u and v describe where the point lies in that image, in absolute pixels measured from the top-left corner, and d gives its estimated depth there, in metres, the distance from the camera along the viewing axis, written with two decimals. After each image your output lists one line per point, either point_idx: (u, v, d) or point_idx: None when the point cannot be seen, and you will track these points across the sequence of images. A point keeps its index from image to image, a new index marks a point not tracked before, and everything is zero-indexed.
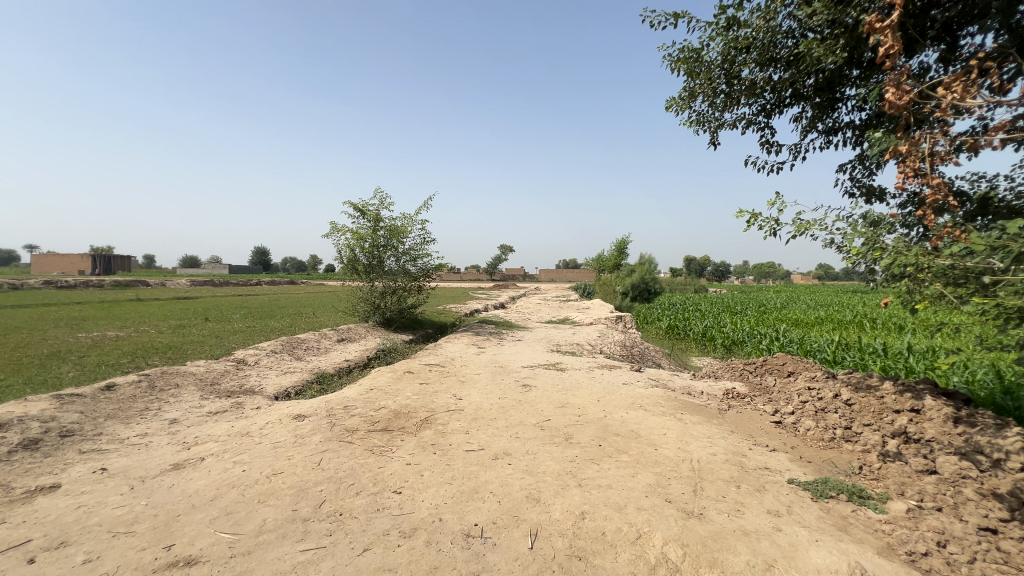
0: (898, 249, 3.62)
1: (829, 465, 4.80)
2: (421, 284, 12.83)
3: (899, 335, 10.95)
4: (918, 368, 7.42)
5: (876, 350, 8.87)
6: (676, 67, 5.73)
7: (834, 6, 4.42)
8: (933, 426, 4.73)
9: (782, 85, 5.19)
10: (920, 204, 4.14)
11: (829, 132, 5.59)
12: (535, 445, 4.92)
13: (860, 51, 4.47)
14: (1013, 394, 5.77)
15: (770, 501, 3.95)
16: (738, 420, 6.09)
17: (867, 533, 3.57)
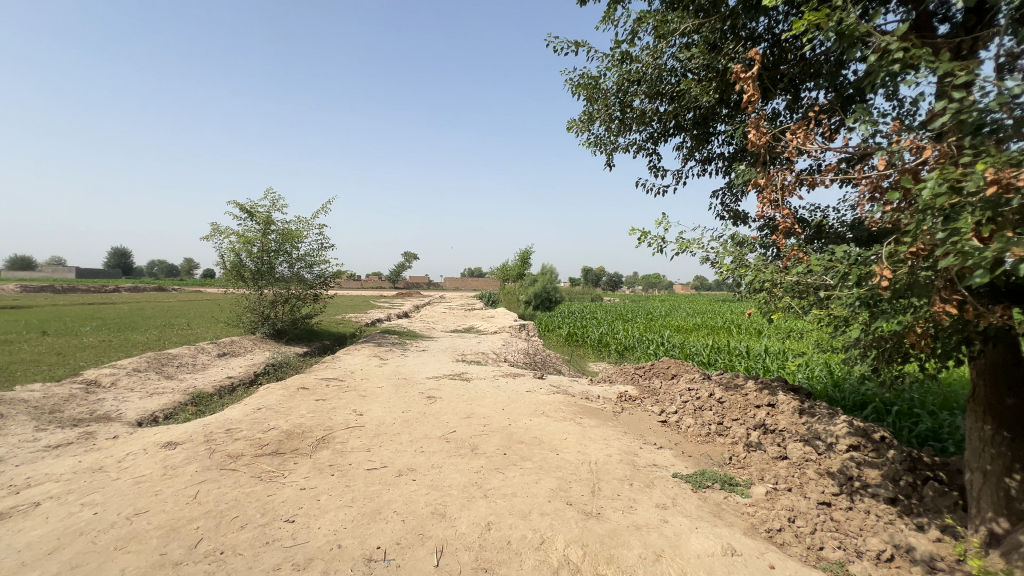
0: (758, 267, 4.22)
1: (705, 457, 5.38)
2: (318, 292, 12.03)
3: (758, 339, 12.65)
4: (772, 367, 8.65)
5: (741, 353, 10.16)
6: (577, 91, 6.10)
7: (708, 52, 5.06)
8: (784, 418, 5.54)
9: (667, 117, 5.78)
10: (774, 228, 4.86)
11: (704, 161, 6.34)
12: (441, 458, 4.86)
13: (728, 94, 5.12)
14: (840, 387, 6.99)
15: (657, 495, 4.33)
16: (631, 421, 6.58)
17: (736, 516, 4.06)
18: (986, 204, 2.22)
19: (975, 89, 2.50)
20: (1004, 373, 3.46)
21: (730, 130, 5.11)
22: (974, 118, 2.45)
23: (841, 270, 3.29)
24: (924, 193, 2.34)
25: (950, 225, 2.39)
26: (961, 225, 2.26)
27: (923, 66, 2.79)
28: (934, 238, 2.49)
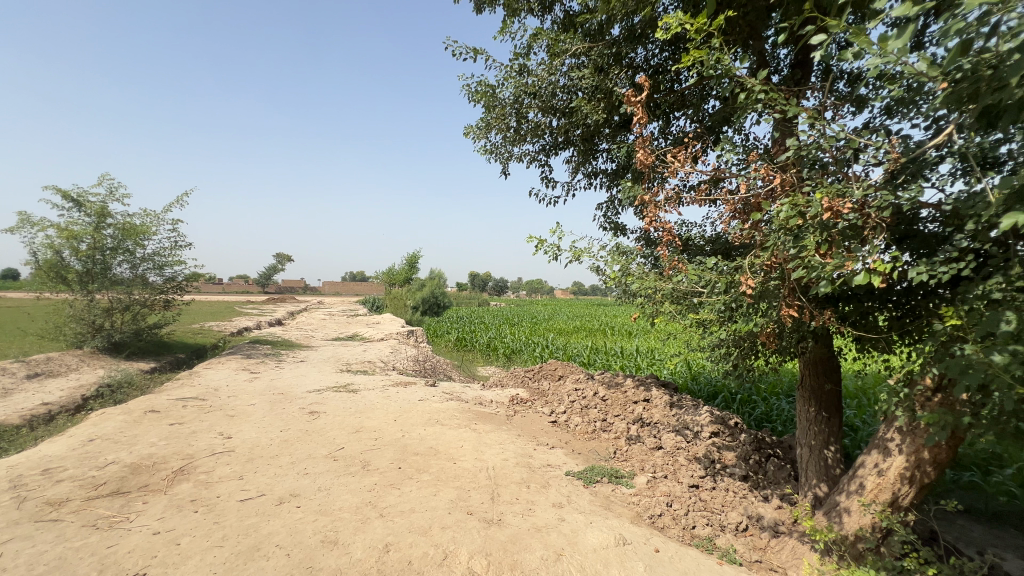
0: (640, 275, 4.39)
1: (593, 453, 5.70)
2: (169, 298, 10.34)
3: (629, 339, 13.90)
4: (643, 365, 9.54)
5: (616, 353, 11.05)
6: (474, 97, 6.11)
7: (596, 74, 5.40)
8: (658, 412, 6.12)
9: (559, 131, 6.05)
10: (652, 241, 5.33)
11: (589, 175, 6.78)
12: (328, 479, 4.45)
13: (613, 114, 5.51)
14: (698, 380, 7.96)
15: (553, 494, 4.46)
16: (523, 423, 6.72)
17: (624, 507, 4.36)
18: (822, 227, 2.67)
19: (811, 130, 3.00)
20: (823, 364, 4.21)
21: (613, 148, 5.49)
22: (811, 154, 2.94)
23: (710, 279, 3.69)
24: (781, 216, 2.73)
25: (797, 243, 2.82)
26: (806, 243, 2.68)
27: (773, 108, 3.28)
28: (785, 253, 2.92)
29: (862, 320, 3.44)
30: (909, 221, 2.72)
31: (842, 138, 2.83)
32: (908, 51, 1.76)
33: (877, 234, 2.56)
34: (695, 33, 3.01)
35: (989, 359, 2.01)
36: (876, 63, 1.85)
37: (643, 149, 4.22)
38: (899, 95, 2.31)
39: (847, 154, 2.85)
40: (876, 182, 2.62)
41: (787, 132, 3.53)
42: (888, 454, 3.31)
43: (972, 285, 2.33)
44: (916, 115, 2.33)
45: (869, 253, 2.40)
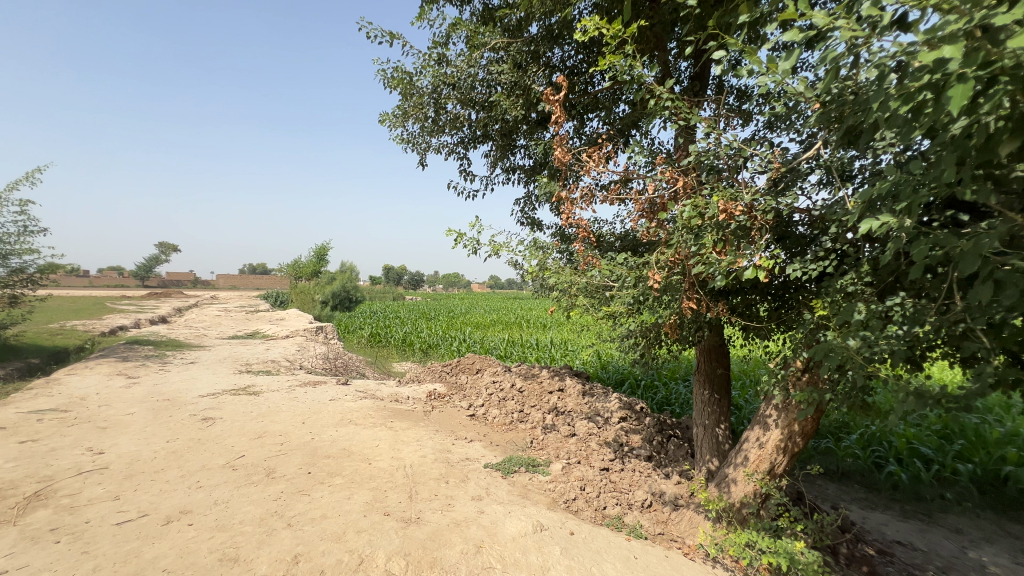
0: (556, 269, 4.51)
1: (510, 443, 5.80)
2: (17, 293, 8.74)
3: (544, 332, 14.34)
4: (558, 356, 9.89)
5: (532, 345, 11.34)
6: (391, 84, 5.87)
7: (515, 70, 5.44)
8: (572, 400, 6.38)
9: (477, 125, 6.00)
10: (567, 237, 5.50)
11: (507, 171, 6.83)
12: (226, 491, 4.06)
13: (531, 111, 5.58)
14: (608, 368, 8.42)
15: (472, 488, 4.48)
16: (441, 418, 6.64)
17: (540, 494, 4.49)
18: (718, 227, 2.93)
19: (709, 138, 3.27)
20: (716, 351, 4.65)
21: (531, 145, 5.56)
22: (709, 159, 3.21)
23: (621, 274, 3.87)
24: (684, 216, 2.94)
25: (697, 241, 3.06)
26: (705, 241, 2.92)
27: (677, 115, 3.52)
28: (686, 250, 3.16)
29: (747, 311, 3.85)
30: (787, 224, 3.08)
31: (734, 147, 3.13)
32: (790, 74, 1.97)
33: (762, 235, 2.87)
34: (610, 38, 3.13)
35: (847, 343, 2.33)
36: (766, 81, 2.05)
37: (559, 147, 4.32)
38: (781, 112, 2.59)
39: (738, 161, 3.15)
40: (761, 188, 2.93)
41: (688, 139, 3.83)
42: (767, 428, 3.76)
43: (834, 280, 2.70)
44: (793, 130, 2.63)
45: (756, 251, 2.68)
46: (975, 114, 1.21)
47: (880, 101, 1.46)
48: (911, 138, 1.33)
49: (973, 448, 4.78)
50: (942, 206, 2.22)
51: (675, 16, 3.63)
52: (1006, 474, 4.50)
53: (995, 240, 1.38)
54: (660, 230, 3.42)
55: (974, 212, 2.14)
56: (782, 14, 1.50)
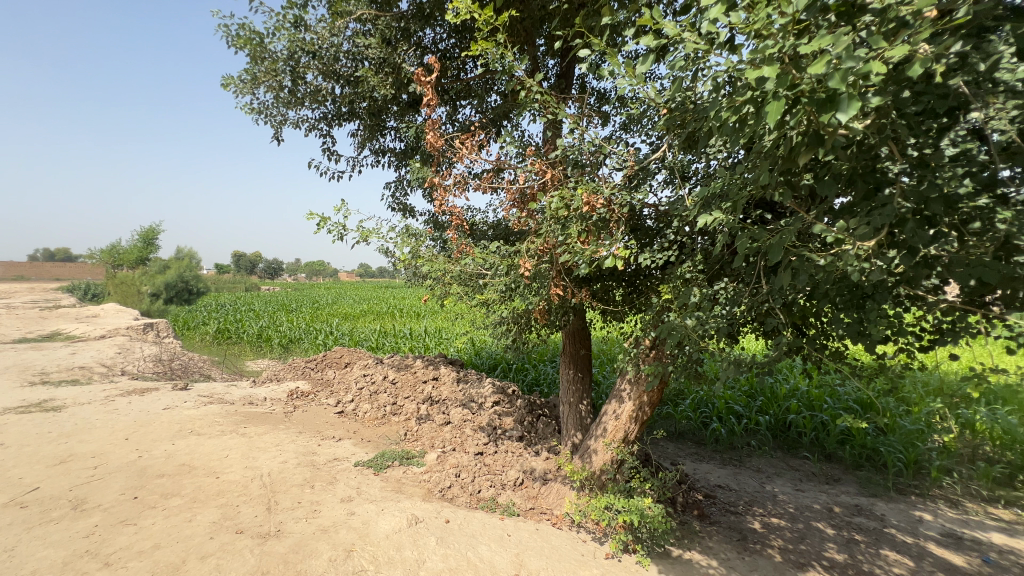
0: (430, 257, 4.37)
1: (383, 438, 5.56)
2: None
3: (418, 320, 14.04)
4: (432, 346, 9.76)
5: (405, 335, 11.01)
6: (236, 43, 5.09)
7: (384, 46, 5.12)
8: (447, 387, 6.33)
9: (343, 102, 5.52)
10: (440, 224, 5.39)
11: (376, 153, 6.44)
12: (11, 536, 3.21)
13: (401, 92, 5.32)
14: (482, 354, 8.55)
15: (341, 489, 4.20)
16: (303, 419, 6.09)
17: (415, 486, 4.40)
18: (581, 219, 3.12)
19: (574, 135, 3.47)
20: (579, 334, 5.01)
21: (401, 127, 5.31)
22: (573, 154, 3.41)
23: (494, 262, 3.91)
24: (551, 207, 3.07)
25: (563, 231, 3.24)
26: (571, 232, 3.09)
27: (545, 110, 3.67)
28: (554, 239, 3.32)
29: (605, 296, 4.20)
30: (639, 217, 3.41)
31: (596, 144, 3.36)
32: (644, 79, 2.15)
33: (618, 227, 3.14)
34: (481, 23, 3.10)
35: (685, 323, 2.67)
36: (624, 84, 2.21)
37: (431, 131, 4.18)
38: (635, 115, 2.84)
39: (599, 158, 3.40)
40: (618, 183, 3.19)
41: (555, 133, 4.02)
42: (622, 400, 4.19)
43: (675, 268, 3.08)
44: (644, 132, 2.92)
45: (613, 242, 2.92)
46: (782, 127, 1.45)
47: (715, 111, 1.66)
48: (738, 145, 1.55)
49: (769, 402, 5.93)
50: (754, 206, 2.65)
51: (544, 13, 3.76)
52: (790, 421, 5.68)
53: (793, 235, 1.68)
54: (531, 220, 3.53)
55: (775, 212, 2.61)
56: (638, 20, 1.61)
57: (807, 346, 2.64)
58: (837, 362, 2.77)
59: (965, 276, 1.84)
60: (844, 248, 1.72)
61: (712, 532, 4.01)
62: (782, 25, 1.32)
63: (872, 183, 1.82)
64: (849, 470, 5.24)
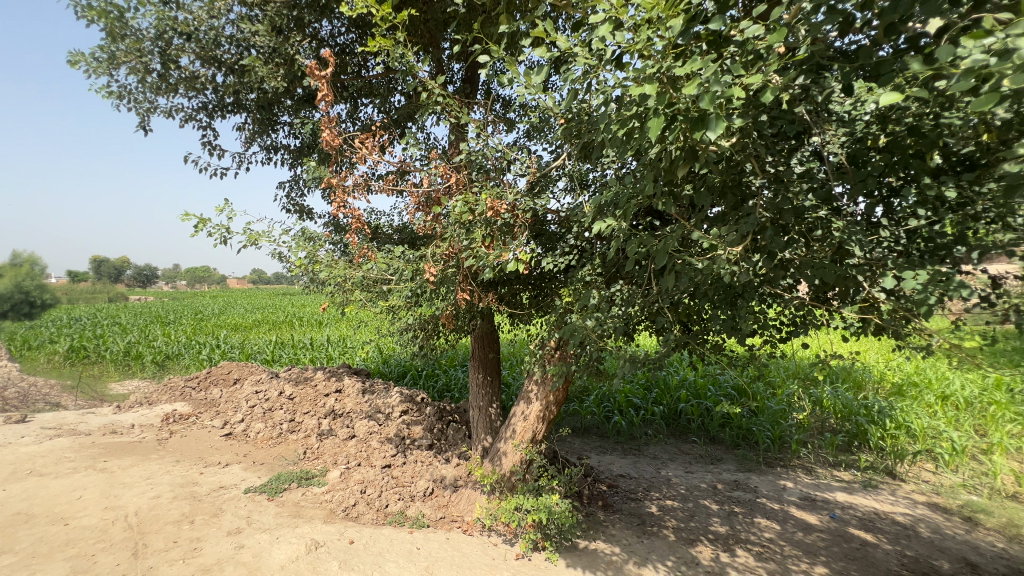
0: (330, 262, 4.08)
1: (278, 459, 5.09)
2: None
3: (320, 329, 13.15)
4: (335, 356, 9.19)
5: (305, 345, 10.24)
6: (87, 15, 4.38)
7: (273, 34, 4.73)
8: (351, 399, 5.96)
9: (225, 91, 5.00)
10: (341, 227, 5.10)
11: (267, 149, 5.92)
12: None
13: (295, 86, 4.95)
14: (390, 362, 8.21)
15: (228, 521, 3.78)
16: (182, 446, 5.37)
17: (315, 509, 4.10)
18: (486, 223, 3.14)
19: (478, 140, 3.49)
20: (487, 337, 5.04)
21: (296, 123, 4.93)
22: (477, 159, 3.42)
23: (398, 267, 3.77)
24: (456, 211, 3.05)
25: (468, 235, 3.23)
26: (476, 236, 3.10)
27: (449, 113, 3.65)
28: (459, 244, 3.29)
29: (513, 300, 4.27)
30: (542, 222, 3.51)
31: (500, 150, 3.41)
32: (543, 89, 2.22)
33: (523, 231, 3.21)
34: (379, 20, 2.99)
35: (586, 323, 2.81)
36: (524, 92, 2.26)
37: (327, 128, 3.92)
38: (536, 124, 2.93)
39: (503, 164, 3.45)
40: (522, 189, 3.27)
41: (460, 136, 4.00)
42: (529, 401, 4.27)
43: (576, 271, 3.23)
44: (545, 140, 3.02)
45: (517, 246, 2.97)
46: (663, 141, 1.58)
47: (605, 124, 1.76)
48: (626, 156, 1.66)
49: (663, 394, 6.45)
50: (644, 213, 2.86)
51: (447, 16, 3.74)
52: (681, 409, 6.24)
53: (674, 241, 1.84)
54: (437, 224, 3.47)
55: (663, 219, 2.84)
56: (533, 31, 1.65)
57: (692, 341, 2.91)
58: (717, 354, 3.08)
59: (810, 276, 2.15)
60: (717, 253, 1.92)
61: (614, 520, 4.25)
62: (661, 47, 1.44)
63: (739, 195, 2.06)
64: (729, 449, 5.87)
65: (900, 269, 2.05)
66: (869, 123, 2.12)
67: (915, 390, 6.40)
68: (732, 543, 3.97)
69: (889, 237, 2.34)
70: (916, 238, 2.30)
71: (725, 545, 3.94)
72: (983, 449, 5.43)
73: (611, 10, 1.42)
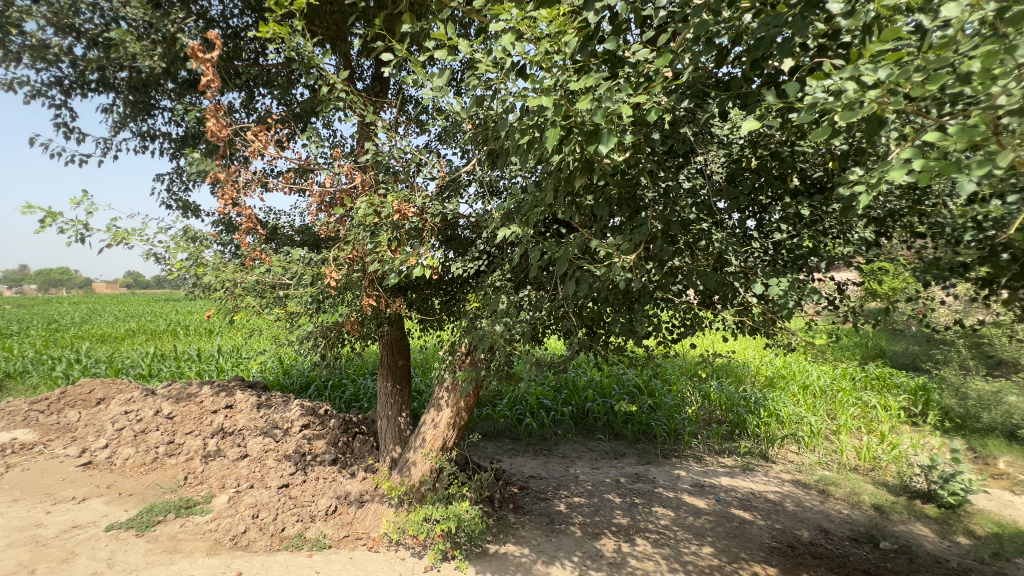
0: (217, 265, 3.65)
1: (152, 487, 4.46)
2: None
3: (211, 339, 11.86)
4: (227, 367, 8.32)
5: (190, 357, 9.16)
6: None
7: (149, 8, 4.19)
8: (244, 415, 5.40)
9: (86, 66, 4.32)
10: (233, 225, 4.64)
11: (142, 136, 5.21)
12: None
13: (176, 67, 4.41)
14: (291, 373, 7.61)
15: (83, 566, 3.25)
16: (23, 481, 4.51)
17: (196, 540, 3.66)
18: (393, 227, 3.04)
19: (386, 140, 3.37)
20: (397, 344, 4.86)
21: (177, 109, 4.39)
22: (385, 160, 3.31)
23: (296, 271, 3.52)
24: (359, 213, 2.91)
25: (373, 239, 3.10)
26: (381, 240, 2.98)
27: (354, 110, 3.48)
28: (364, 248, 3.14)
29: (424, 306, 4.18)
30: (452, 226, 3.47)
31: (409, 152, 3.32)
32: (450, 93, 2.20)
33: (431, 235, 3.15)
34: (275, 5, 2.77)
35: (494, 328, 2.83)
36: (430, 94, 2.22)
37: (213, 117, 3.52)
38: (446, 128, 2.91)
39: (411, 166, 3.36)
40: (431, 192, 3.21)
41: (368, 135, 3.83)
42: (440, 408, 4.19)
43: (486, 277, 3.24)
44: (455, 145, 3.01)
45: (424, 251, 2.91)
46: (562, 152, 1.65)
47: (508, 132, 1.80)
48: (527, 164, 1.70)
49: (572, 394, 6.70)
50: (550, 220, 2.95)
51: (353, 10, 3.57)
52: (588, 408, 6.52)
53: (574, 248, 1.93)
54: (341, 226, 3.29)
55: (569, 226, 2.95)
56: (434, 32, 1.63)
57: (595, 343, 3.06)
58: (618, 355, 3.26)
59: (696, 282, 2.35)
60: (613, 260, 2.04)
61: (524, 521, 4.31)
62: (560, 61, 1.49)
63: (634, 206, 2.21)
64: (631, 444, 6.25)
65: (767, 277, 2.32)
66: (744, 146, 2.38)
67: (783, 382, 7.31)
68: (632, 533, 4.21)
69: (760, 247, 2.63)
70: (780, 248, 2.62)
71: (626, 536, 4.17)
72: (834, 430, 6.35)
73: (511, 21, 1.45)
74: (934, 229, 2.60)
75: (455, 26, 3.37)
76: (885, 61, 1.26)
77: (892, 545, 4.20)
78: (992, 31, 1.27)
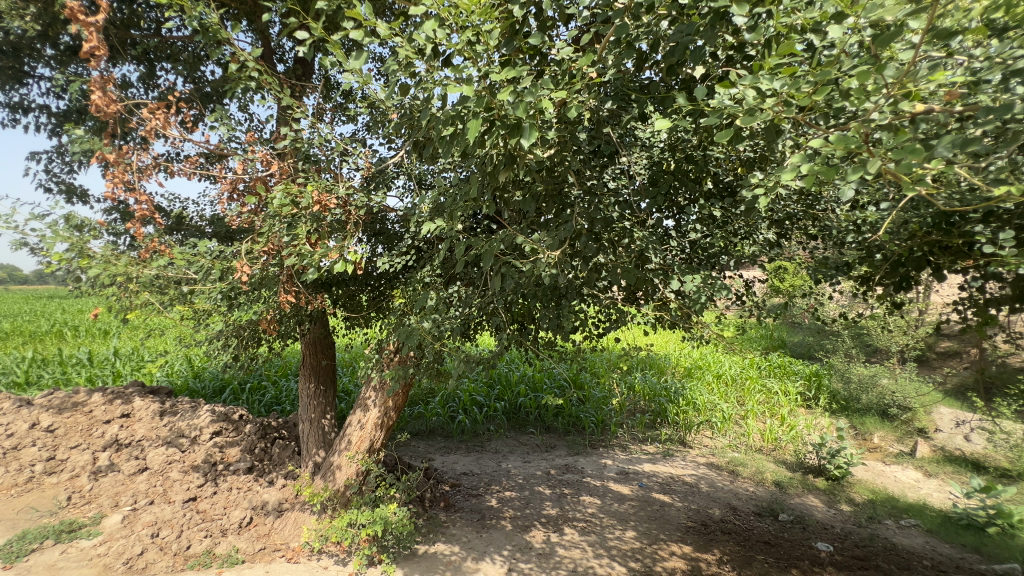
0: (107, 258, 3.11)
1: (25, 512, 3.89)
2: None
3: (106, 340, 10.58)
4: (124, 372, 7.46)
5: (80, 361, 8.12)
6: None
7: None
8: (144, 424, 4.86)
9: None
10: (129, 214, 4.14)
11: (12, 108, 4.49)
12: None
13: (55, 30, 3.84)
14: (202, 377, 6.97)
15: None
16: None
17: (80, 568, 3.25)
18: (314, 219, 2.86)
19: (307, 127, 3.17)
20: (320, 343, 4.60)
21: (56, 79, 3.83)
22: (304, 147, 3.11)
23: (203, 264, 3.20)
24: (274, 202, 2.71)
25: (291, 231, 2.90)
26: (300, 232, 2.80)
27: (269, 92, 3.23)
28: (281, 240, 2.93)
29: (349, 302, 3.99)
30: (379, 220, 3.34)
31: (331, 140, 3.14)
32: (374, 80, 2.11)
33: (356, 228, 3.00)
34: None
35: (422, 325, 2.75)
36: (351, 79, 2.10)
37: (99, 89, 3.08)
38: (371, 117, 2.78)
39: (334, 155, 3.18)
40: (356, 184, 3.07)
41: (287, 121, 3.58)
42: (367, 409, 4.04)
43: (415, 272, 3.16)
44: (381, 135, 2.88)
45: (347, 245, 2.77)
46: (486, 144, 1.63)
47: (431, 121, 1.75)
48: (451, 155, 1.66)
49: (504, 390, 6.76)
50: (480, 215, 2.93)
51: None
52: (520, 403, 6.60)
53: (500, 243, 1.92)
54: (254, 217, 3.04)
55: (498, 223, 2.94)
56: (351, 11, 1.54)
57: (525, 338, 3.08)
58: (547, 349, 3.31)
59: (618, 278, 2.44)
60: (539, 256, 2.05)
61: (455, 519, 4.28)
62: (484, 51, 1.47)
63: (560, 204, 2.24)
64: (561, 436, 6.41)
65: (682, 275, 2.45)
66: (663, 149, 2.49)
67: (700, 371, 7.86)
68: (561, 523, 4.32)
69: (677, 246, 2.79)
70: (696, 247, 2.79)
71: (554, 526, 4.27)
72: (742, 415, 6.92)
73: (434, 6, 1.41)
74: (824, 232, 2.89)
75: (382, 11, 3.23)
76: (781, 74, 1.36)
77: (789, 516, 4.66)
78: (867, 53, 1.43)
